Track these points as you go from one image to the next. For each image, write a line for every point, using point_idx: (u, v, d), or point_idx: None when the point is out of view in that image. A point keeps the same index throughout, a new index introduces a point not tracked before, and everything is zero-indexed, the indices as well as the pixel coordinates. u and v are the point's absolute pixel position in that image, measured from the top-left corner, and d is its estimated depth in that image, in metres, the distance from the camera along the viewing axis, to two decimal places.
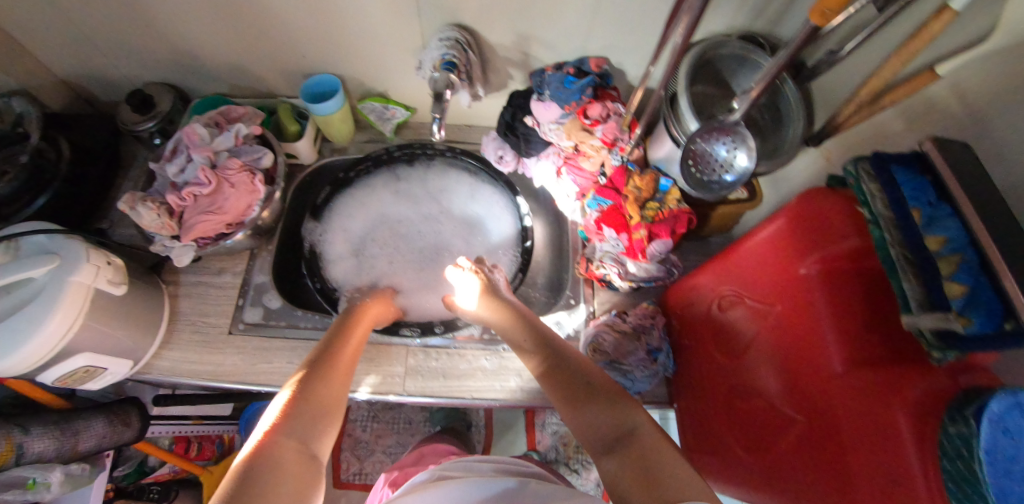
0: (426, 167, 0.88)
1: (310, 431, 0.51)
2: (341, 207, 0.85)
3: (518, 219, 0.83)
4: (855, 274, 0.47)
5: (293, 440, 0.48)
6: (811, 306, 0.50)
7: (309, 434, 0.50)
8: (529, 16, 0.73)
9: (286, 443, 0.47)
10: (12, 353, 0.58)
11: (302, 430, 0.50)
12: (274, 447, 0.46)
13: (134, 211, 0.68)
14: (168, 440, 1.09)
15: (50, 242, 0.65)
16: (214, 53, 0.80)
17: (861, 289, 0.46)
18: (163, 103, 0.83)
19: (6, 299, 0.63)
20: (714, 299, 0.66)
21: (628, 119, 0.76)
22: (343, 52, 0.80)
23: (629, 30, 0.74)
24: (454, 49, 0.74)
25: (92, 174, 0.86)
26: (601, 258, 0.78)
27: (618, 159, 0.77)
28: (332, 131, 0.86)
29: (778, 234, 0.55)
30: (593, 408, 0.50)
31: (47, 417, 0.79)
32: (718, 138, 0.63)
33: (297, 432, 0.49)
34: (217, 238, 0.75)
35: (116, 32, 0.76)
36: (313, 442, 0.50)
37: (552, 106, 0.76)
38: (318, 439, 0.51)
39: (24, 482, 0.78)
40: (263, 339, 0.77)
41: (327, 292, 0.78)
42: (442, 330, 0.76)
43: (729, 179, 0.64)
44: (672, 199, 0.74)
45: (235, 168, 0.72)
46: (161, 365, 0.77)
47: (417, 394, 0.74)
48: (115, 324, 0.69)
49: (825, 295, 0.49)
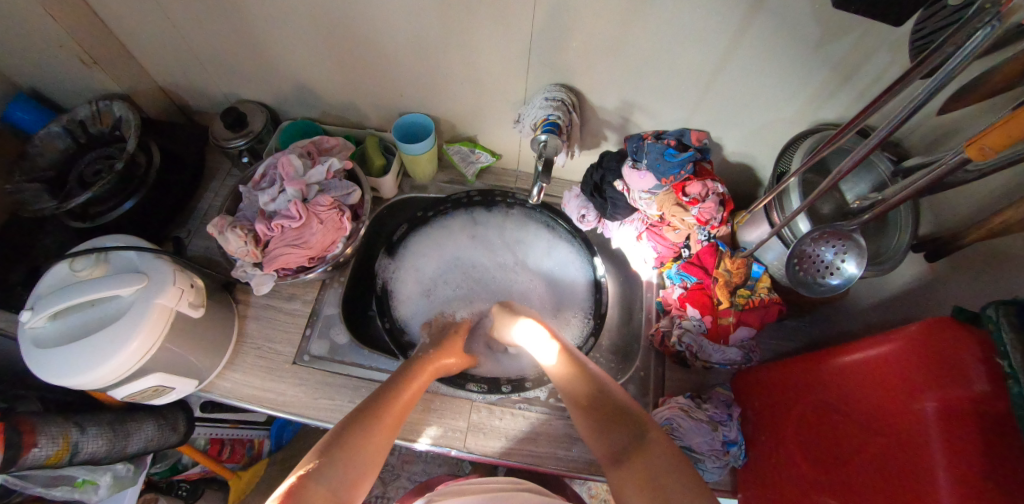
0: (505, 216, 0.92)
1: (351, 475, 0.53)
2: (417, 245, 0.89)
3: (592, 281, 0.86)
4: (978, 419, 0.42)
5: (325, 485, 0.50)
6: (921, 441, 0.46)
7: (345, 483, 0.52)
8: (636, 86, 0.74)
9: (321, 489, 0.50)
10: (95, 369, 0.57)
11: (340, 474, 0.52)
12: (308, 490, 0.49)
13: (224, 236, 0.68)
14: (203, 440, 1.02)
15: (140, 260, 0.64)
16: (326, 80, 0.84)
17: (983, 438, 0.42)
18: (256, 123, 0.88)
19: (88, 312, 0.60)
20: (803, 402, 0.62)
21: (722, 197, 0.76)
22: (442, 92, 0.83)
23: (734, 111, 0.75)
24: (559, 109, 0.74)
25: (179, 178, 0.87)
26: (678, 334, 0.76)
27: (705, 236, 0.78)
28: (417, 167, 0.90)
29: (891, 357, 0.52)
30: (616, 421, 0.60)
31: (103, 417, 0.75)
32: (829, 242, 0.62)
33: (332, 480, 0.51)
34: (298, 270, 0.76)
35: (235, 52, 0.80)
36: (344, 490, 0.51)
37: (647, 176, 0.74)
38: (356, 484, 0.53)
39: (73, 479, 0.73)
40: (327, 374, 0.77)
41: (395, 333, 0.81)
42: (508, 390, 0.77)
43: (836, 283, 0.62)
44: (763, 288, 0.75)
45: (325, 205, 0.72)
46: (223, 386, 0.75)
47: (477, 453, 0.73)
48: (189, 345, 0.68)
49: (938, 432, 0.45)
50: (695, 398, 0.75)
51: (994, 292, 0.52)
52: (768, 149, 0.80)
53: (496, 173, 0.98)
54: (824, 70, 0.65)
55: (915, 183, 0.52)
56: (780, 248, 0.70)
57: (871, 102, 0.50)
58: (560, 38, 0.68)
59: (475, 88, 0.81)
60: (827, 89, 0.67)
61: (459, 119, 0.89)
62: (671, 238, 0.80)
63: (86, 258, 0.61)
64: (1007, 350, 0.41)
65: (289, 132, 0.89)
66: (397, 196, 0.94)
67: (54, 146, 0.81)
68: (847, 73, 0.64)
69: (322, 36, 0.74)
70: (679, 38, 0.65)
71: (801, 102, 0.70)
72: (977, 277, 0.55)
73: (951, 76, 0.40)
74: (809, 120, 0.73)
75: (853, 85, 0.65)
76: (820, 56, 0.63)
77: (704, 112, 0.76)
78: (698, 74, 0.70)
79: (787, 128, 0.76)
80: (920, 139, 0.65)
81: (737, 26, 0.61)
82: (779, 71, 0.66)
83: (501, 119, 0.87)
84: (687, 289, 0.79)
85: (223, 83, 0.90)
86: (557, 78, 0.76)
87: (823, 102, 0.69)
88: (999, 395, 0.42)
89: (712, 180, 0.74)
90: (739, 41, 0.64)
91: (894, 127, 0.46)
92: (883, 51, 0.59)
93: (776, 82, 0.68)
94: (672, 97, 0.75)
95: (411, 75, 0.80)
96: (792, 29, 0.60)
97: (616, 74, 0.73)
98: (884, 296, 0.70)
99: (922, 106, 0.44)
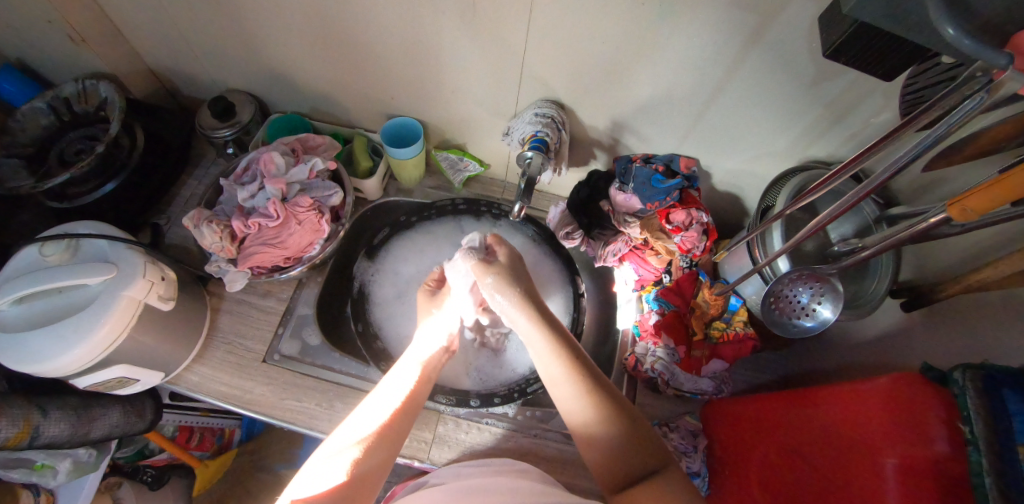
0: (492, 225, 0.90)
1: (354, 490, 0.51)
2: (399, 249, 0.88)
3: (572, 297, 0.83)
4: (935, 483, 0.41)
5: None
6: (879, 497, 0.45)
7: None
8: (629, 108, 0.74)
9: None
10: (54, 359, 0.56)
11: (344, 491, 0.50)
12: None
13: (198, 230, 0.67)
14: (171, 428, 1.00)
15: (111, 249, 0.63)
16: (318, 77, 0.84)
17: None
18: (244, 114, 0.87)
19: (53, 298, 0.59)
20: (769, 442, 0.61)
21: (707, 226, 0.75)
22: (434, 99, 0.82)
23: (724, 141, 0.75)
24: (548, 127, 0.74)
25: (163, 165, 0.86)
26: (651, 361, 0.76)
27: (686, 263, 0.79)
28: (404, 171, 0.89)
29: (859, 408, 0.52)
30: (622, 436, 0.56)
31: (68, 398, 0.72)
32: (805, 283, 0.62)
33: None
34: (273, 269, 0.75)
35: (227, 42, 0.79)
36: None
37: (633, 198, 0.75)
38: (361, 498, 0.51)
39: (32, 462, 0.72)
40: (296, 374, 0.76)
41: (367, 336, 0.79)
42: (476, 405, 0.74)
43: (809, 325, 0.62)
44: (739, 321, 0.76)
45: (305, 206, 0.71)
46: (190, 379, 0.75)
47: (440, 465, 0.72)
48: (156, 337, 0.67)
49: (895, 491, 0.44)
50: (663, 426, 0.73)
51: (962, 349, 0.52)
52: (756, 181, 0.80)
53: (485, 184, 0.98)
54: (816, 109, 0.64)
55: (896, 234, 0.52)
56: (759, 282, 0.71)
57: (862, 151, 0.49)
58: (554, 55, 0.67)
59: (468, 97, 0.80)
60: (818, 128, 0.67)
61: (450, 126, 0.88)
62: (653, 262, 0.78)
63: (56, 242, 0.60)
64: (968, 415, 0.41)
65: (280, 124, 0.88)
66: (380, 200, 0.94)
67: (37, 122, 0.80)
68: (838, 114, 0.64)
69: (317, 34, 0.74)
70: (674, 66, 0.64)
71: (792, 138, 0.70)
72: (948, 332, 0.55)
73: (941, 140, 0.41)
74: (799, 156, 0.73)
75: (844, 126, 0.65)
76: (813, 95, 0.62)
77: (695, 140, 0.76)
78: (691, 103, 0.70)
79: (776, 162, 0.75)
80: (906, 187, 0.65)
81: (732, 59, 0.61)
82: (772, 106, 0.66)
83: (490, 128, 0.86)
84: (664, 316, 0.77)
85: (215, 71, 0.88)
86: (549, 94, 0.75)
87: (813, 140, 0.69)
88: (958, 459, 0.41)
89: (697, 209, 0.73)
90: (733, 74, 0.63)
91: (893, 173, 0.44)
92: (875, 95, 0.59)
93: (768, 116, 0.68)
94: (663, 123, 0.75)
95: (404, 80, 0.79)
96: (787, 66, 0.60)
97: (609, 95, 0.72)
98: (858, 339, 0.69)
99: (920, 159, 0.43)
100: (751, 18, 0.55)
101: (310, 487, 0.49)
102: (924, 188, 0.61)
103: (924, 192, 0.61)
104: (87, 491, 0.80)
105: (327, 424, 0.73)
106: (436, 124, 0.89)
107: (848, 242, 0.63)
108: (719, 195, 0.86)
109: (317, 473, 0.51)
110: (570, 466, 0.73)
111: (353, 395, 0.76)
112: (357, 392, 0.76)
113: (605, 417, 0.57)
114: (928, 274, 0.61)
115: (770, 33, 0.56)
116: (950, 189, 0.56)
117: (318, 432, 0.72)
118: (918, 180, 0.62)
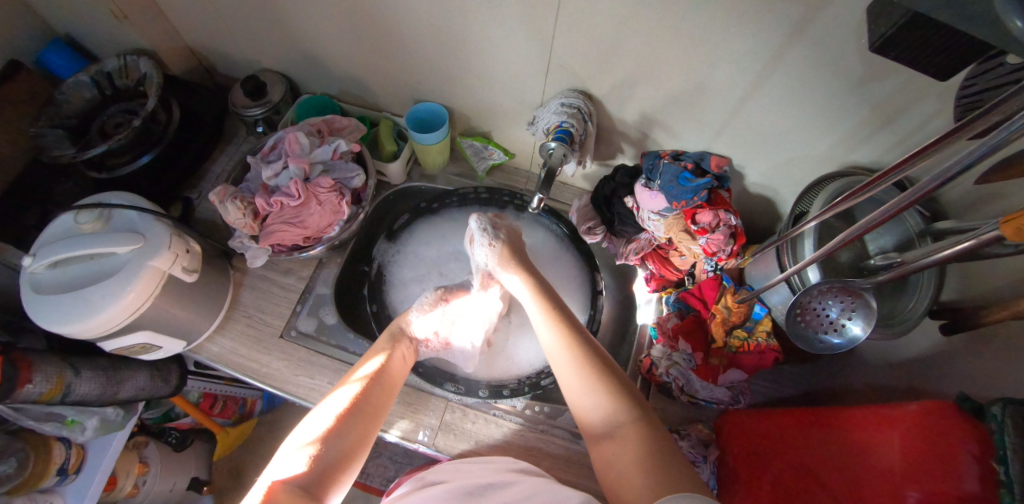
0: (516, 219, 0.90)
1: (320, 476, 0.51)
2: (420, 233, 0.88)
3: (591, 295, 0.83)
4: None
5: (298, 487, 0.49)
6: None
7: (321, 489, 0.51)
8: (658, 102, 0.71)
9: (293, 492, 0.48)
10: (83, 321, 0.58)
11: (311, 476, 0.51)
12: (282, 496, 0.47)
13: (223, 206, 0.69)
14: (197, 394, 1.03)
15: (140, 221, 0.65)
16: (345, 60, 0.84)
17: None
18: (274, 94, 0.88)
19: (85, 264, 0.62)
20: (780, 462, 0.58)
21: (735, 229, 0.72)
22: (459, 86, 0.81)
23: (759, 141, 0.70)
24: (574, 117, 0.72)
25: (196, 140, 0.89)
26: (666, 365, 0.73)
27: (711, 267, 0.74)
28: (427, 156, 0.89)
29: (880, 436, 0.48)
30: (608, 391, 0.57)
31: (100, 360, 0.76)
32: (834, 296, 0.59)
33: (307, 487, 0.50)
34: (292, 248, 0.77)
35: (260, 22, 0.81)
36: (316, 486, 0.50)
37: (658, 197, 0.71)
38: (328, 484, 0.52)
39: (63, 418, 0.75)
40: (311, 352, 0.78)
41: (382, 317, 0.81)
42: (485, 396, 0.75)
43: (836, 341, 0.59)
44: (762, 331, 0.72)
45: (326, 187, 0.72)
46: (211, 350, 0.78)
47: (446, 453, 0.73)
48: (180, 307, 0.70)
49: None
50: (673, 433, 0.71)
51: (1005, 380, 0.48)
52: (791, 185, 0.76)
53: (509, 173, 0.97)
54: (862, 111, 0.60)
55: (942, 250, 0.47)
56: (786, 292, 0.68)
57: (904, 158, 0.45)
58: (580, 45, 0.65)
59: (493, 84, 0.78)
60: (863, 131, 0.62)
61: (474, 113, 0.87)
62: (676, 263, 0.78)
63: (91, 211, 0.63)
64: (1004, 455, 0.37)
65: (308, 105, 0.89)
66: (404, 183, 0.94)
67: (80, 95, 0.84)
68: (887, 116, 0.59)
69: (344, 16, 0.73)
70: (708, 58, 0.61)
71: (834, 141, 0.65)
72: (991, 360, 0.51)
73: (998, 147, 0.35)
74: (839, 160, 0.68)
75: (892, 130, 0.60)
76: (859, 95, 0.58)
77: (728, 138, 0.72)
78: (724, 98, 0.66)
79: (815, 166, 0.71)
80: (957, 199, 0.59)
81: (771, 53, 0.57)
82: (813, 105, 0.62)
83: (514, 117, 0.85)
84: (684, 319, 0.77)
85: (248, 50, 0.90)
86: (576, 84, 0.73)
87: (856, 144, 0.64)
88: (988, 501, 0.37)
89: (725, 211, 0.69)
90: (772, 69, 0.59)
91: (931, 189, 0.40)
92: (930, 98, 0.54)
93: (807, 116, 0.64)
94: (694, 117, 0.71)
95: (429, 65, 0.79)
96: (832, 63, 0.56)
97: (636, 86, 0.69)
98: (892, 360, 0.65)
99: (966, 174, 0.38)
100: (795, 9, 0.51)
101: (285, 469, 0.51)
102: (978, 201, 0.56)
103: (974, 207, 0.56)
104: (114, 449, 0.83)
105: None
106: (461, 111, 0.88)
107: (887, 255, 0.58)
108: (751, 197, 0.82)
109: (287, 456, 0.53)
110: (576, 464, 0.72)
111: None
112: None
113: (593, 377, 0.59)
114: (974, 296, 0.56)
115: (815, 26, 0.52)
116: (1005, 204, 0.51)
117: None
118: (970, 193, 0.57)
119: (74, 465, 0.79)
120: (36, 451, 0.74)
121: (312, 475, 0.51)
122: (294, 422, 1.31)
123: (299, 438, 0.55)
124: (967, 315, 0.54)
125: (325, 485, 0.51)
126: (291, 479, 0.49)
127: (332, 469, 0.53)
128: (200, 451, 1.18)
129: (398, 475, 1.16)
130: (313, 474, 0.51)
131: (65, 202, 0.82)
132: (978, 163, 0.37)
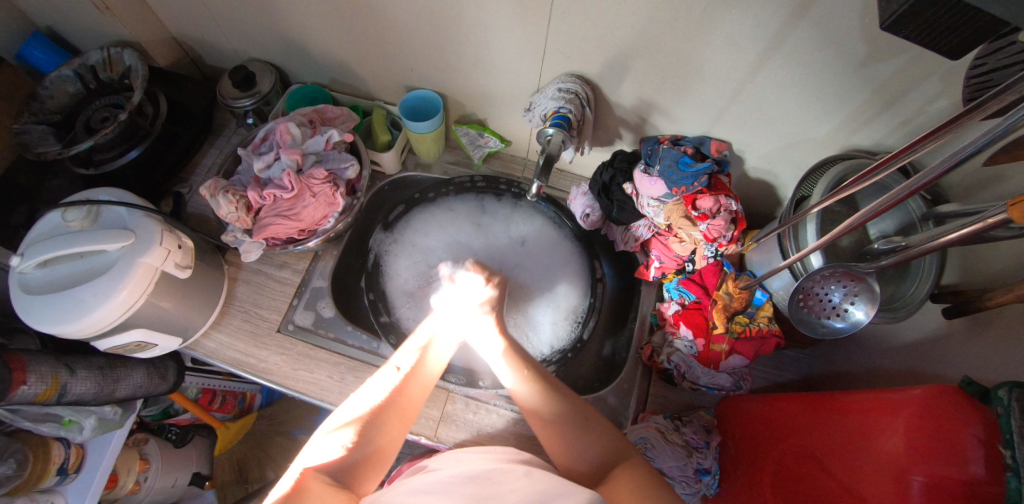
0: (514, 206, 0.89)
1: (354, 469, 0.53)
2: (417, 223, 0.87)
3: (590, 282, 0.83)
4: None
5: (328, 478, 0.51)
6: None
7: (354, 479, 0.53)
8: (656, 86, 0.69)
9: (321, 483, 0.50)
10: (75, 320, 0.57)
11: (340, 470, 0.52)
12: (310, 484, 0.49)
13: (215, 200, 0.67)
14: (195, 389, 1.03)
15: (129, 217, 0.63)
16: (335, 47, 0.82)
17: None
18: (264, 84, 0.86)
19: (75, 262, 0.60)
20: (785, 445, 0.58)
21: (735, 214, 0.70)
22: (452, 73, 0.79)
23: (759, 125, 0.69)
24: (571, 103, 0.71)
25: (185, 133, 0.87)
26: (668, 352, 0.74)
27: (711, 253, 0.73)
28: (421, 145, 0.87)
29: (883, 421, 0.48)
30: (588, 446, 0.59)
31: (95, 359, 0.74)
32: (838, 281, 0.58)
33: (338, 476, 0.52)
34: (287, 241, 0.76)
35: (244, 9, 0.78)
36: (348, 478, 0.52)
37: (658, 182, 0.69)
38: (362, 479, 0.53)
39: (59, 418, 0.74)
40: (308, 345, 0.78)
41: (378, 307, 0.80)
42: (487, 385, 0.76)
43: (839, 326, 0.59)
44: (763, 316, 0.73)
45: (320, 178, 0.71)
46: (207, 346, 0.77)
47: (447, 443, 0.73)
48: (174, 305, 0.68)
49: None
50: (674, 420, 0.72)
51: (1008, 365, 0.48)
52: (791, 168, 0.75)
53: (505, 160, 0.96)
54: (864, 93, 0.58)
55: (945, 235, 0.47)
56: (788, 277, 0.67)
57: (912, 141, 0.44)
58: (576, 28, 0.63)
59: (488, 70, 0.76)
60: (865, 113, 0.61)
61: (469, 99, 0.85)
62: (676, 250, 0.75)
63: (78, 208, 0.61)
64: (1012, 439, 0.37)
65: (298, 95, 0.88)
66: (400, 173, 0.93)
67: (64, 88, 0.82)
68: (889, 99, 0.58)
69: (334, 4, 0.71)
70: (708, 41, 0.59)
71: (835, 124, 0.64)
72: (992, 345, 0.50)
73: (1013, 130, 0.35)
74: (840, 143, 0.67)
75: (895, 112, 0.59)
76: (861, 77, 0.57)
77: (727, 122, 0.71)
78: (724, 82, 0.65)
79: (814, 149, 0.70)
80: (959, 181, 0.58)
81: (774, 34, 0.55)
82: (815, 87, 0.60)
83: (509, 103, 0.83)
84: (684, 306, 0.76)
85: (235, 39, 0.88)
86: (573, 69, 0.71)
87: (858, 127, 0.63)
88: (991, 484, 0.37)
89: (725, 196, 0.68)
90: (773, 50, 0.58)
91: (939, 175, 0.39)
92: (934, 78, 0.53)
93: (808, 99, 0.62)
94: (693, 102, 0.70)
95: (421, 50, 0.76)
96: (835, 43, 0.54)
97: (634, 70, 0.68)
98: (892, 344, 0.65)
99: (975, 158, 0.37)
100: None
101: (320, 454, 0.53)
102: (981, 184, 0.55)
103: (977, 190, 0.55)
104: (113, 448, 0.82)
105: (337, 396, 0.74)
106: (455, 98, 0.86)
107: (890, 239, 0.58)
108: (750, 182, 0.81)
109: (320, 442, 0.55)
110: None
111: (362, 370, 0.76)
112: (366, 366, 0.76)
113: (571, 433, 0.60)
114: (975, 280, 0.56)
115: (816, 6, 0.51)
116: (1010, 186, 0.51)
117: (327, 403, 0.73)
118: (971, 176, 0.56)
119: (73, 465, 0.78)
120: (32, 448, 0.72)
121: (342, 465, 0.52)
122: (294, 415, 1.31)
123: (332, 423, 0.57)
124: (968, 300, 0.53)
125: (357, 476, 0.53)
126: (322, 468, 0.51)
127: (365, 460, 0.54)
128: (201, 447, 1.18)
129: (399, 465, 1.17)
130: (345, 463, 0.53)
131: (51, 200, 0.80)
132: (990, 145, 0.36)
